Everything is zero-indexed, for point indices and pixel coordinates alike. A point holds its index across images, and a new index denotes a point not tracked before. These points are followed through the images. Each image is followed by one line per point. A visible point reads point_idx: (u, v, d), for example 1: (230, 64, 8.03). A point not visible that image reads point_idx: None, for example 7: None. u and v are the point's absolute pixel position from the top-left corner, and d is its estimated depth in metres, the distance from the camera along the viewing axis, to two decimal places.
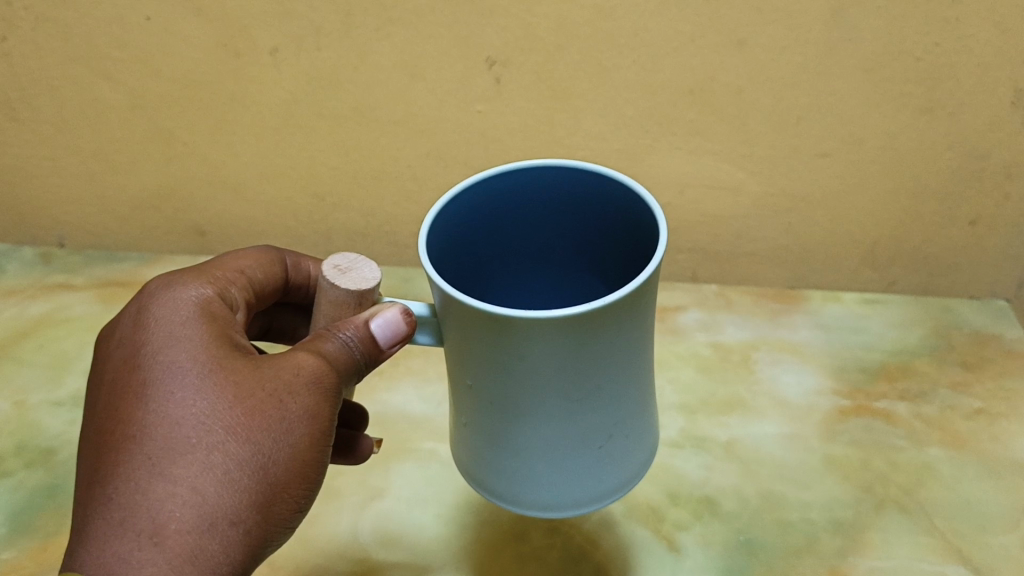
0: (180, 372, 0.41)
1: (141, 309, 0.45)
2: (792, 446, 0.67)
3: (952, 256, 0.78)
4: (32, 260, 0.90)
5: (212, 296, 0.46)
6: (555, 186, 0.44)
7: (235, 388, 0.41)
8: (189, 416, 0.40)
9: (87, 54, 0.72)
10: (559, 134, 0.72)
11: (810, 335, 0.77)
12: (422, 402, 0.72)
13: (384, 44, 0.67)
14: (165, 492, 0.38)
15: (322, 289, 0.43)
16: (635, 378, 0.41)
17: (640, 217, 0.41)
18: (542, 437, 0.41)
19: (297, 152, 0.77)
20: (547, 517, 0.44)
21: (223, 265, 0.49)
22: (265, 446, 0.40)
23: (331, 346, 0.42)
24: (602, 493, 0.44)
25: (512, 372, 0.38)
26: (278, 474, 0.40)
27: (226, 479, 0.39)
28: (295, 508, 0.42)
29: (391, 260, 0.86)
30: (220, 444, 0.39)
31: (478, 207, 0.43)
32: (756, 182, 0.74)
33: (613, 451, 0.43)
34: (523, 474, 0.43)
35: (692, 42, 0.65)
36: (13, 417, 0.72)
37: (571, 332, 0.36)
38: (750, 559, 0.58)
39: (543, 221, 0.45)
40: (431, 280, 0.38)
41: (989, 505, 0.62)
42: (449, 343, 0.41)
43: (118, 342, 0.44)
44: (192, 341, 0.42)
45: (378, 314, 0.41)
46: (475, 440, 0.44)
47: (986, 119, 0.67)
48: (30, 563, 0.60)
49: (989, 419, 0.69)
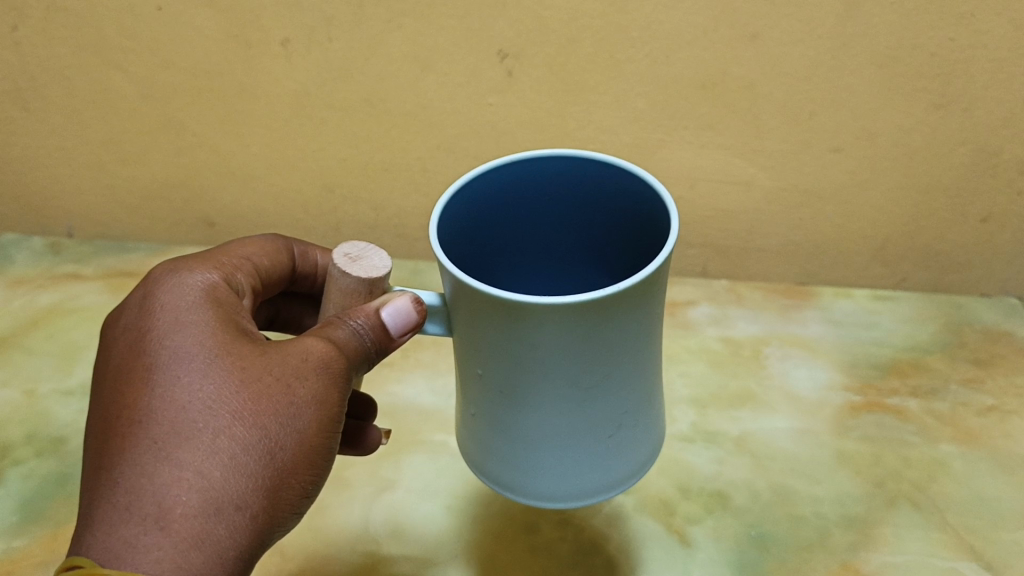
0: (187, 356, 0.41)
1: (147, 294, 0.44)
2: (804, 440, 0.66)
3: (964, 252, 0.77)
4: (41, 250, 0.90)
5: (217, 282, 0.46)
6: (566, 178, 0.44)
7: (242, 371, 0.40)
8: (195, 400, 0.39)
9: (99, 44, 0.72)
10: (570, 127, 0.71)
11: (821, 331, 0.77)
12: (432, 394, 0.71)
13: (396, 35, 0.67)
14: (171, 476, 0.38)
15: (332, 278, 0.43)
16: (644, 368, 0.41)
17: (651, 210, 0.41)
18: (550, 426, 0.41)
19: (307, 143, 0.77)
20: (553, 507, 0.44)
21: (229, 252, 0.49)
22: (272, 431, 0.40)
23: (341, 333, 0.42)
24: (609, 483, 0.44)
25: (522, 360, 0.38)
26: (285, 459, 0.40)
27: (233, 464, 0.39)
28: (302, 494, 0.41)
29: (401, 253, 0.86)
30: (225, 428, 0.39)
31: (488, 196, 0.43)
32: (768, 176, 0.73)
33: (621, 441, 0.42)
34: (529, 464, 0.42)
35: (705, 36, 0.64)
36: (23, 406, 0.72)
37: (583, 319, 0.36)
38: (762, 554, 0.58)
39: (552, 212, 0.45)
40: (442, 268, 0.38)
41: (1002, 502, 0.62)
42: (459, 332, 0.41)
43: (124, 327, 0.44)
44: (199, 326, 0.42)
45: (389, 303, 0.41)
46: (483, 430, 0.44)
47: (1000, 115, 0.67)
48: (41, 552, 0.60)
49: (1002, 416, 0.68)
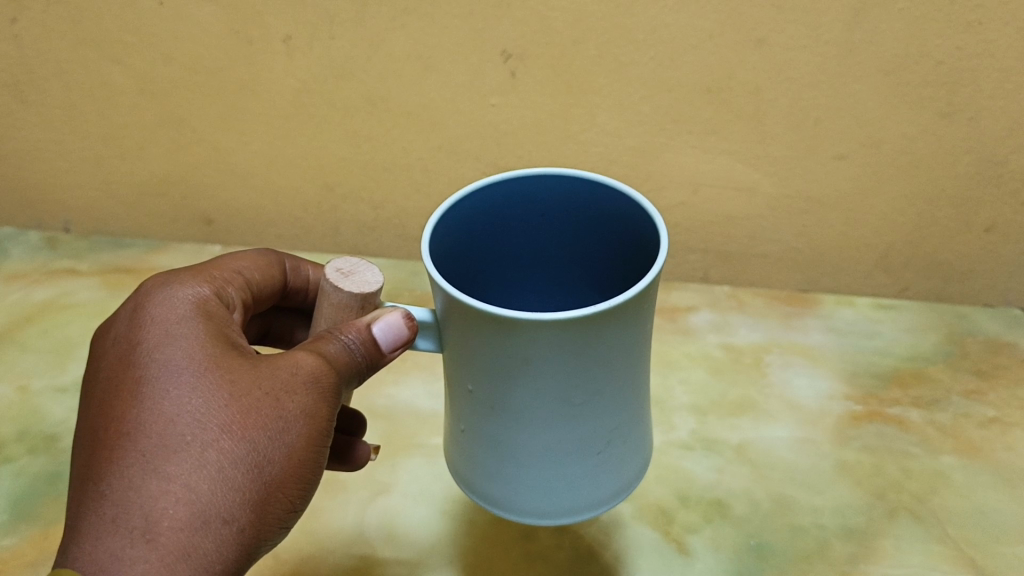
0: (176, 369, 0.40)
1: (138, 307, 0.44)
2: (803, 450, 0.66)
3: (967, 262, 0.77)
4: (37, 245, 0.89)
5: (208, 295, 0.45)
6: (558, 196, 0.43)
7: (231, 385, 0.40)
8: (184, 414, 0.39)
9: (98, 38, 0.72)
10: (573, 129, 0.71)
11: (823, 339, 0.77)
12: (430, 397, 0.71)
13: (399, 34, 0.67)
14: (159, 489, 0.37)
15: (324, 293, 0.43)
16: (633, 384, 0.41)
17: (643, 231, 0.41)
18: (540, 442, 0.40)
19: (307, 142, 0.76)
20: (540, 523, 0.43)
21: (220, 265, 0.48)
22: (261, 445, 0.39)
23: (332, 347, 0.41)
24: (598, 499, 0.43)
25: (513, 375, 0.37)
26: (274, 473, 0.39)
27: (221, 477, 0.38)
28: (290, 507, 0.41)
29: (401, 254, 0.85)
30: (214, 441, 0.39)
31: (480, 213, 0.42)
32: (771, 182, 0.73)
33: (610, 457, 0.42)
34: (517, 479, 0.42)
35: (710, 40, 0.64)
36: (16, 403, 0.71)
37: (575, 335, 0.35)
38: (760, 564, 0.58)
39: (544, 231, 0.45)
40: (433, 282, 0.37)
41: (1003, 515, 0.61)
42: (450, 348, 0.40)
43: (115, 339, 0.43)
44: (188, 339, 0.41)
45: (380, 318, 0.41)
46: (472, 447, 0.43)
47: (1006, 124, 0.67)
48: (32, 552, 0.59)
49: (1004, 428, 0.68)
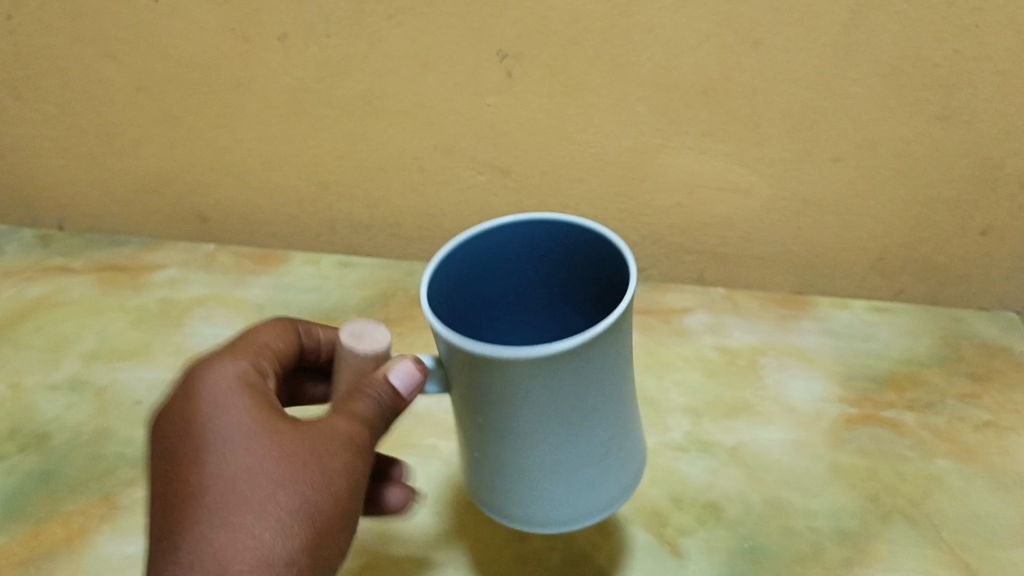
0: (230, 433, 0.42)
1: (183, 380, 0.46)
2: (797, 452, 0.66)
3: (963, 266, 0.77)
4: (32, 242, 0.88)
5: (247, 364, 0.46)
6: (532, 240, 0.45)
7: (280, 443, 0.42)
8: (241, 471, 0.41)
9: (94, 34, 0.72)
10: (570, 130, 0.71)
11: (819, 341, 0.76)
12: (425, 397, 0.71)
13: (395, 33, 0.67)
14: (226, 542, 0.39)
15: (345, 355, 0.45)
16: (623, 396, 0.44)
17: (612, 260, 0.43)
18: (549, 461, 0.43)
19: (303, 141, 0.76)
20: (558, 531, 0.46)
21: (249, 338, 0.49)
22: (313, 495, 0.41)
23: (364, 406, 0.43)
24: (607, 501, 0.46)
25: (516, 404, 0.40)
26: (326, 522, 0.41)
27: (281, 527, 0.40)
28: (342, 553, 0.42)
29: (395, 254, 0.84)
30: (271, 494, 0.40)
31: (464, 267, 0.45)
32: (767, 184, 0.73)
33: (612, 463, 0.45)
34: (531, 496, 0.44)
35: (707, 41, 0.64)
36: (7, 400, 0.70)
37: (568, 360, 0.38)
38: (753, 566, 0.57)
39: (523, 272, 0.47)
40: (434, 330, 0.40)
41: (998, 520, 0.60)
42: (456, 386, 0.43)
43: (165, 409, 0.45)
44: (236, 403, 0.43)
45: (393, 367, 0.42)
46: (487, 471, 0.45)
47: (1003, 128, 0.66)
48: (23, 550, 0.57)
49: (998, 432, 0.68)
